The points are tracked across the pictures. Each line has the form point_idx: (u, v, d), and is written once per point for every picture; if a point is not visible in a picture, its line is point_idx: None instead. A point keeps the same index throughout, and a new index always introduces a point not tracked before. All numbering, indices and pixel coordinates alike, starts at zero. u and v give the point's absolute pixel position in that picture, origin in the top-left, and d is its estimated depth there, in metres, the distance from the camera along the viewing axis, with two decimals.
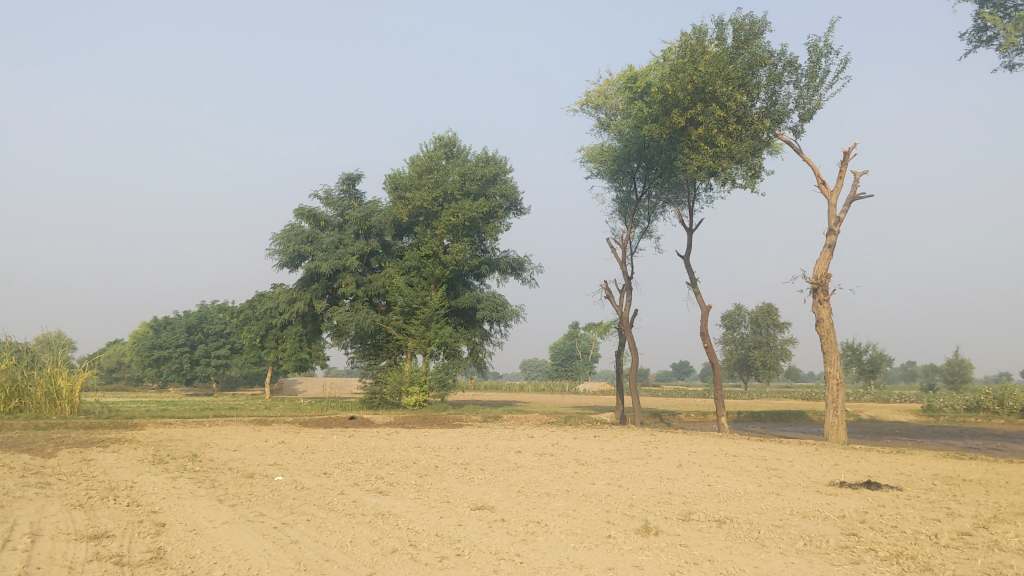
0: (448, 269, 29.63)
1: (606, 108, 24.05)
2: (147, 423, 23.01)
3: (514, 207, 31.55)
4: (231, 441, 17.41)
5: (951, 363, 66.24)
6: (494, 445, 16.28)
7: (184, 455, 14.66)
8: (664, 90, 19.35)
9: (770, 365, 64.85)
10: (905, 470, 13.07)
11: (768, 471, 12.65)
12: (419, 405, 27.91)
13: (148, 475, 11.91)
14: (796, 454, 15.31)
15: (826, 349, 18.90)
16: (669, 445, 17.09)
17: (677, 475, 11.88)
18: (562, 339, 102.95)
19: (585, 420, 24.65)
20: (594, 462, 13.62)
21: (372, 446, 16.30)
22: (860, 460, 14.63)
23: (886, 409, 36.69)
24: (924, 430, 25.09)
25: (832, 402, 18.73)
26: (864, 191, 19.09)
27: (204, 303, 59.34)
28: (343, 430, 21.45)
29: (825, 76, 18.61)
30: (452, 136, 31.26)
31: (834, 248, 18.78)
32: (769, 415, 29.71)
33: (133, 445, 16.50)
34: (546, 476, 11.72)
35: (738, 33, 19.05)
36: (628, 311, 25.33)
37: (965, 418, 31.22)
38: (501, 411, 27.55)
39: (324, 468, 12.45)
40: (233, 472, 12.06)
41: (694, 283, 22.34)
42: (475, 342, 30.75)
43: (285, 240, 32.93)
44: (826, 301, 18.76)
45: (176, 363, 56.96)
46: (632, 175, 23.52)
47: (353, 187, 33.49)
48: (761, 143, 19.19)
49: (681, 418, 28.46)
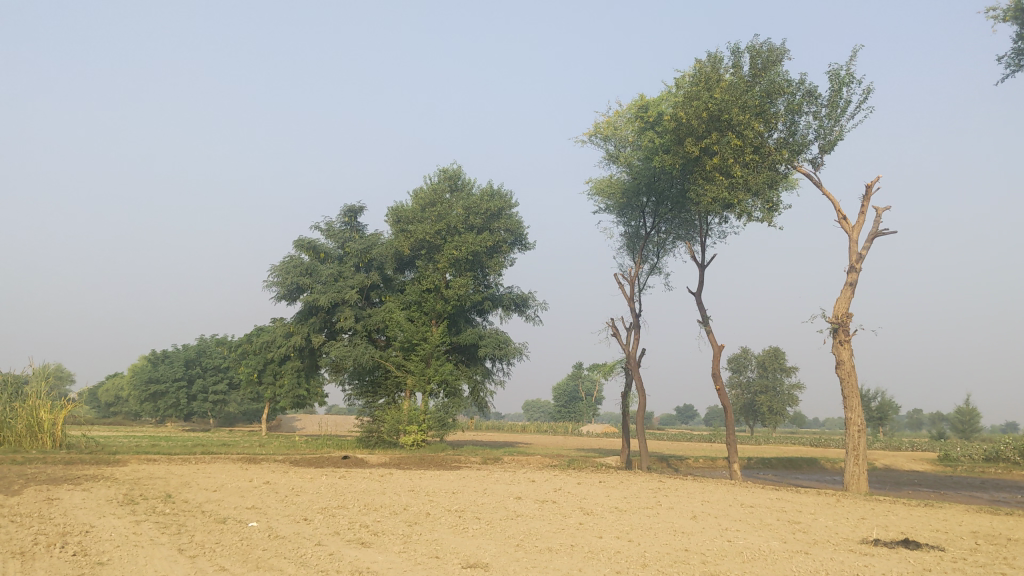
0: (449, 304, 28.70)
1: (615, 139, 23.24)
2: (132, 459, 21.88)
3: (519, 242, 30.70)
4: (212, 480, 16.33)
5: (960, 411, 64.88)
6: (492, 490, 15.18)
7: (157, 495, 13.56)
8: (677, 118, 18.49)
9: (776, 410, 63.55)
10: (939, 526, 11.98)
11: (791, 526, 11.56)
12: (416, 445, 26.79)
13: (110, 517, 10.85)
14: (818, 506, 14.22)
15: (846, 394, 17.88)
16: (681, 493, 16.00)
17: (692, 529, 10.82)
18: (564, 381, 102.10)
19: (590, 464, 23.60)
20: (601, 511, 12.55)
21: (362, 489, 15.24)
22: (888, 514, 13.50)
23: (901, 458, 35.42)
24: (945, 481, 23.92)
25: (853, 450, 17.62)
26: (886, 228, 18.15)
27: (203, 337, 58.22)
28: (334, 470, 20.32)
29: (847, 105, 17.72)
30: (456, 168, 30.41)
31: (855, 286, 17.79)
32: (781, 461, 28.57)
33: (107, 484, 15.40)
34: (548, 527, 10.65)
35: (755, 61, 18.28)
36: (636, 350, 24.34)
37: (984, 468, 30.02)
38: (503, 453, 26.46)
39: (305, 513, 11.44)
40: (205, 516, 11.01)
41: (706, 322, 21.35)
42: (476, 381, 29.71)
43: (283, 272, 32.12)
44: (846, 341, 17.75)
45: (172, 399, 55.62)
46: (642, 210, 22.65)
47: (355, 219, 32.70)
48: (778, 175, 18.31)
49: (690, 463, 27.35)
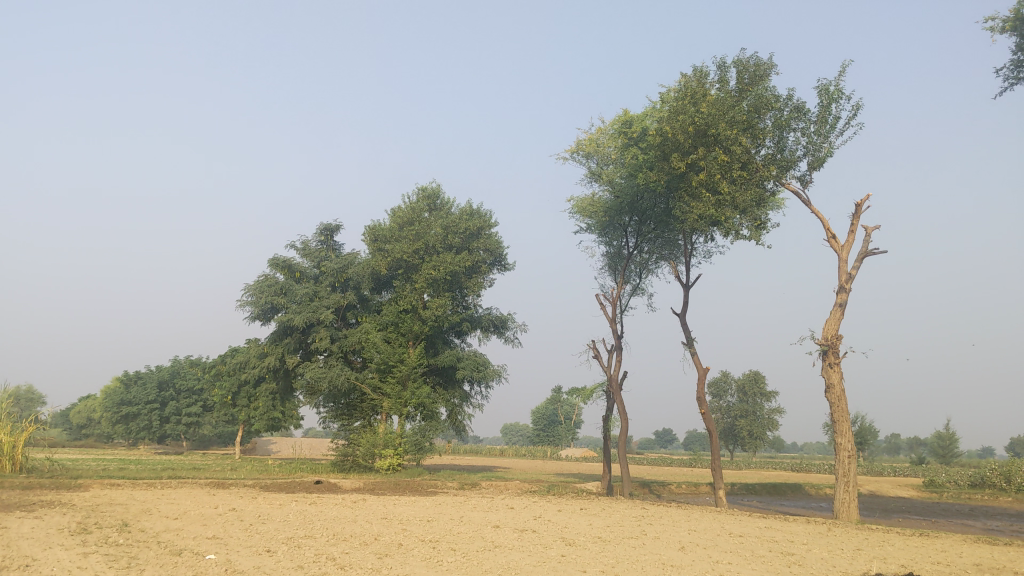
0: (427, 325, 27.97)
1: (597, 157, 22.76)
2: (95, 484, 20.97)
3: (499, 262, 30.14)
4: (176, 507, 15.55)
5: (940, 436, 64.39)
6: (470, 518, 14.48)
7: (112, 524, 12.75)
8: (662, 133, 17.95)
9: (756, 435, 62.94)
10: (940, 558, 11.40)
11: (785, 558, 10.93)
12: (391, 469, 25.96)
13: (57, 548, 10.06)
14: (809, 536, 13.61)
15: (836, 418, 17.33)
16: (667, 521, 15.37)
17: (682, 562, 10.18)
18: (544, 405, 101.35)
19: (570, 490, 22.94)
20: (583, 541, 11.88)
21: (332, 516, 14.47)
22: (882, 544, 12.88)
23: (886, 484, 34.91)
24: (932, 508, 23.36)
25: (843, 477, 17.03)
26: (877, 247, 17.69)
27: (176, 358, 57.17)
28: (305, 497, 19.49)
29: (836, 122, 17.27)
30: (435, 187, 29.80)
31: (845, 307, 17.28)
32: (764, 487, 28.01)
33: (62, 510, 14.58)
34: (528, 560, 9.96)
35: (742, 75, 17.85)
36: (618, 373, 23.71)
37: (971, 495, 29.55)
38: (481, 478, 25.75)
39: (268, 544, 10.72)
40: (161, 547, 10.26)
41: (691, 343, 20.76)
42: (454, 404, 29.02)
43: (258, 291, 31.24)
44: (837, 364, 17.20)
45: (144, 421, 54.44)
46: (624, 230, 22.09)
47: (331, 238, 32.03)
48: (765, 192, 17.83)
49: (673, 489, 26.72)
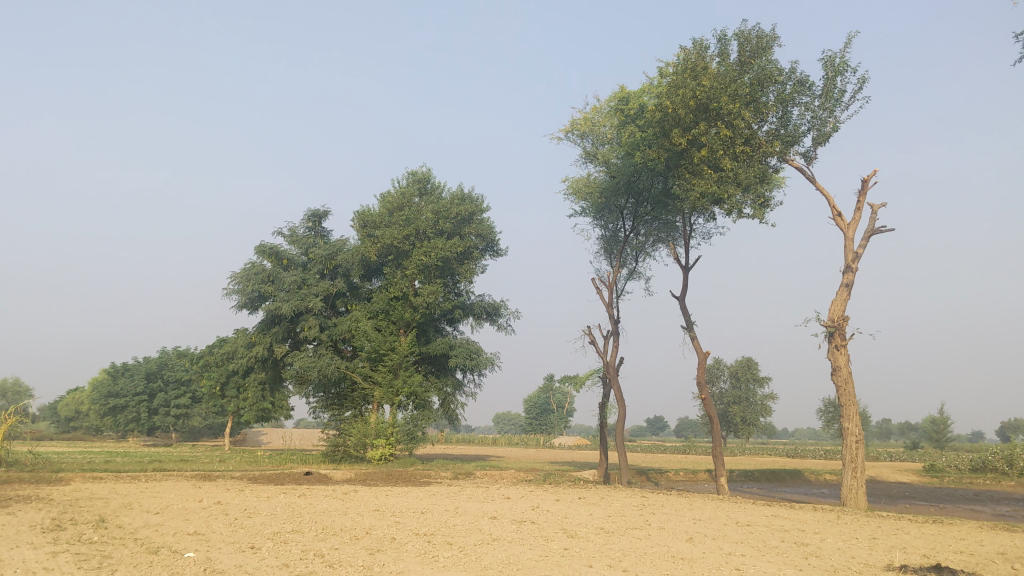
0: (418, 312, 27.31)
1: (592, 136, 22.13)
2: (77, 477, 20.19)
3: (490, 247, 29.49)
4: (159, 501, 14.92)
5: (935, 420, 63.99)
6: (466, 508, 13.89)
7: (89, 520, 12.09)
8: (662, 108, 17.29)
9: (749, 421, 62.45)
10: (963, 547, 10.81)
11: (800, 549, 10.32)
12: (383, 459, 25.35)
13: (26, 548, 9.40)
14: (821, 525, 13.04)
15: (843, 402, 16.76)
16: (670, 510, 14.81)
17: (694, 555, 9.53)
18: (536, 393, 100.74)
19: (567, 478, 22.36)
20: (586, 533, 11.26)
21: (321, 509, 13.86)
22: (898, 532, 12.33)
23: (887, 469, 34.45)
24: (936, 493, 22.86)
25: (850, 463, 16.45)
26: (883, 225, 17.09)
27: (164, 349, 56.36)
28: (294, 489, 18.82)
29: (842, 95, 16.65)
30: (425, 172, 29.08)
31: (851, 287, 16.71)
32: (764, 473, 27.48)
33: (37, 506, 13.91)
34: (530, 554, 9.32)
35: (744, 48, 17.22)
36: (614, 358, 23.11)
37: (972, 479, 29.10)
38: (475, 467, 25.24)
39: (253, 540, 10.07)
40: (137, 545, 9.60)
41: (690, 327, 20.16)
42: (446, 393, 28.43)
43: (245, 279, 30.48)
44: (843, 346, 16.65)
45: (132, 413, 53.81)
46: (621, 212, 21.47)
47: (319, 225, 31.35)
48: (768, 169, 17.23)
49: (670, 477, 26.19)
